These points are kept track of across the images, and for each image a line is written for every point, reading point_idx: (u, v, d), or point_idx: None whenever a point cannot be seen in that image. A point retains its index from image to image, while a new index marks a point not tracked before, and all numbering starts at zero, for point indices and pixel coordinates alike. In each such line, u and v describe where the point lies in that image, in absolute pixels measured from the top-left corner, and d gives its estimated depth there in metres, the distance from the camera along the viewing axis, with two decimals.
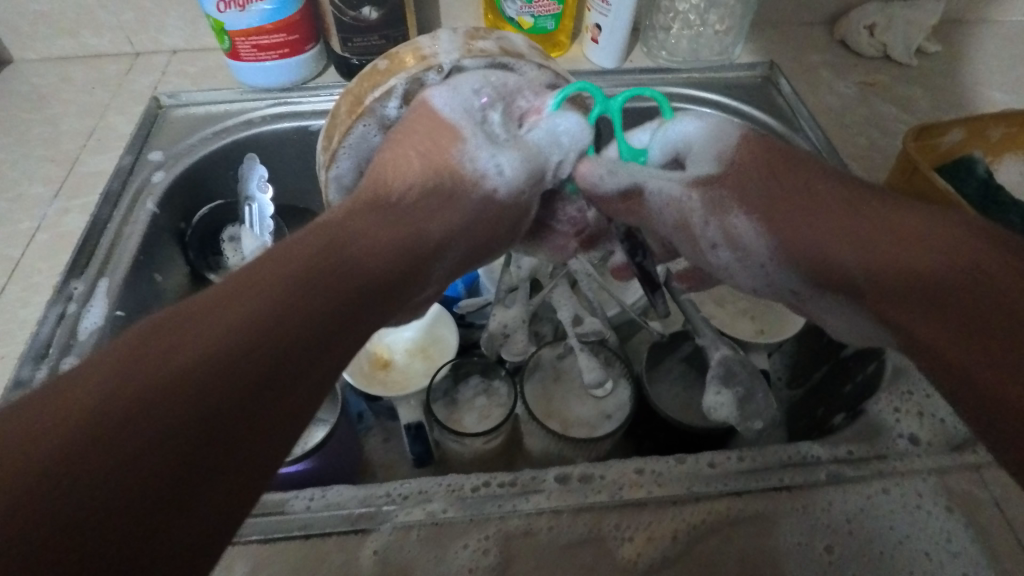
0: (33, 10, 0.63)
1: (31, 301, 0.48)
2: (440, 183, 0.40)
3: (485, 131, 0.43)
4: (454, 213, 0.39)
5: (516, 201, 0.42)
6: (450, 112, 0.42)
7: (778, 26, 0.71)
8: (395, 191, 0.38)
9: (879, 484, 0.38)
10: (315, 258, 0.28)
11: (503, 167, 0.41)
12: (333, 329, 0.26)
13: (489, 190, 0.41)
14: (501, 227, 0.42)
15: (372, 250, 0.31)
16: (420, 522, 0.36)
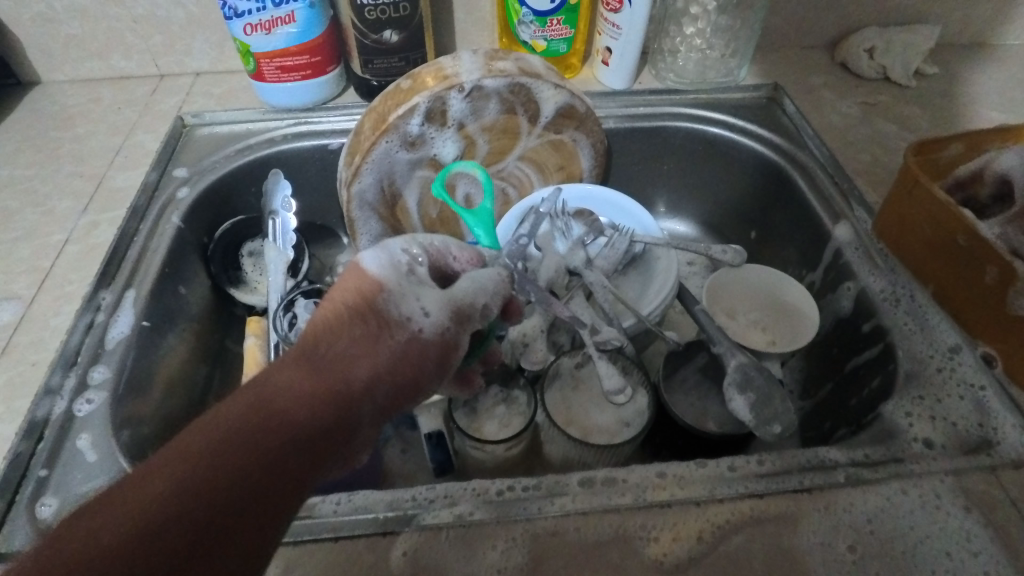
0: (66, 34, 0.66)
1: (62, 310, 0.49)
2: (367, 314, 0.35)
3: (412, 287, 0.38)
4: (379, 357, 0.35)
5: (444, 339, 0.37)
6: (379, 268, 0.37)
7: (780, 50, 0.74)
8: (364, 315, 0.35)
9: (897, 485, 0.38)
10: (204, 466, 0.27)
11: (425, 306, 0.37)
12: (212, 542, 0.26)
13: (414, 333, 0.36)
14: (426, 363, 0.37)
15: (278, 441, 0.29)
16: (448, 524, 0.37)
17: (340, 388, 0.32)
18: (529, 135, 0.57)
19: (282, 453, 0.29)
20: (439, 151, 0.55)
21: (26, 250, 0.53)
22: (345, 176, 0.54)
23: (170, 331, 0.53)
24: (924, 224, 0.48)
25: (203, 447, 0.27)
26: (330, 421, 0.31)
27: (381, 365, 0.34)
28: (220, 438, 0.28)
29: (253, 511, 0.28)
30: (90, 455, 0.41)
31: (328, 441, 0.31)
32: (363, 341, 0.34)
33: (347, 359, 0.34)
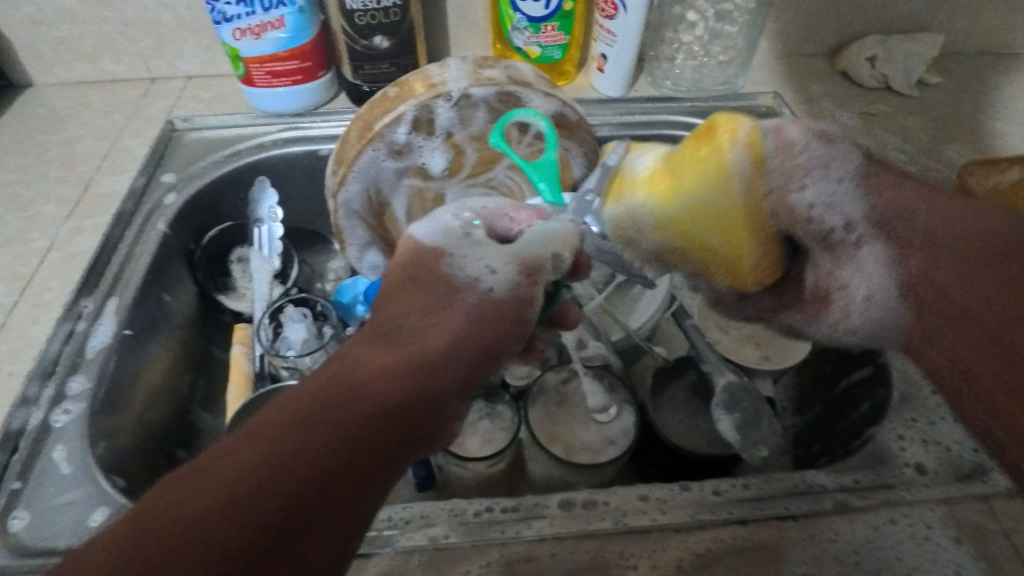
0: (56, 36, 0.65)
1: (42, 318, 0.48)
2: (427, 284, 0.35)
3: (473, 249, 0.37)
4: (457, 319, 0.34)
5: (515, 295, 0.36)
6: (434, 240, 0.38)
7: (780, 57, 0.73)
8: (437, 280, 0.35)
9: (885, 513, 0.37)
10: (284, 436, 0.27)
11: (492, 266, 0.36)
12: (301, 510, 0.26)
13: (484, 292, 0.35)
14: (504, 325, 0.35)
15: (362, 405, 0.28)
16: (421, 547, 0.36)
17: (422, 352, 0.31)
18: (519, 144, 0.56)
19: (364, 419, 0.28)
20: (427, 161, 0.54)
21: (9, 256, 0.52)
22: (331, 186, 0.53)
23: (152, 340, 0.53)
24: None
25: (283, 419, 0.27)
26: (415, 389, 0.30)
27: (457, 328, 0.33)
28: (298, 408, 0.28)
29: (331, 487, 0.26)
30: (64, 468, 0.41)
31: (415, 409, 0.30)
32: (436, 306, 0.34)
33: (426, 324, 0.33)
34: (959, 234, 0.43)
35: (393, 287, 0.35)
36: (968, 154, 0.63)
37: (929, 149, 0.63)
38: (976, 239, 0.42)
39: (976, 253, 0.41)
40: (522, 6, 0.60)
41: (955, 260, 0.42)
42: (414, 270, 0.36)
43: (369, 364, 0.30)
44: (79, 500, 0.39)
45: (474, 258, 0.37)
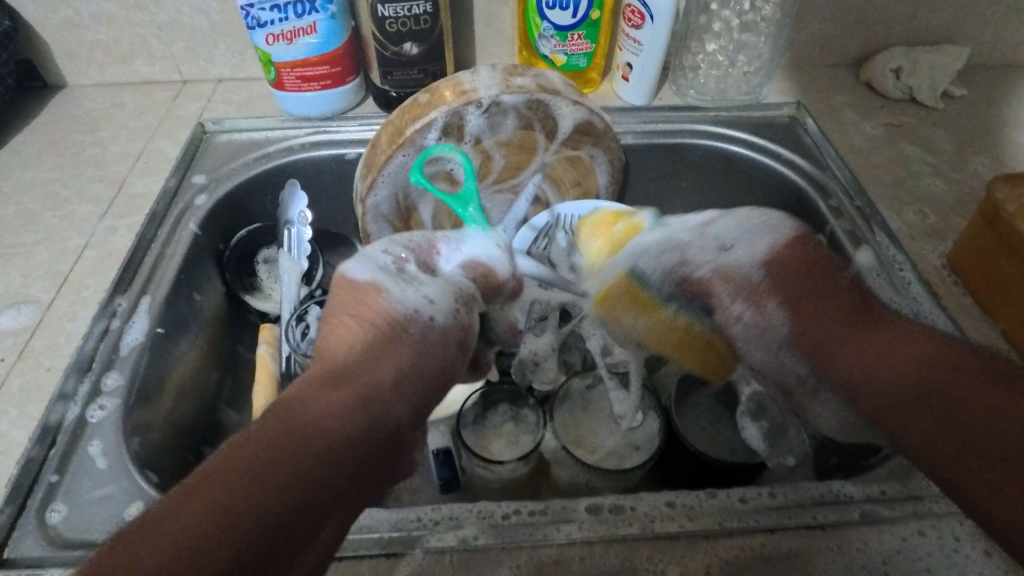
0: (92, 39, 0.67)
1: (78, 315, 0.49)
2: (371, 319, 0.34)
3: (404, 282, 0.38)
4: (397, 352, 0.34)
5: (453, 329, 0.37)
6: (366, 273, 0.37)
7: (803, 67, 0.73)
8: (370, 308, 0.35)
9: (915, 525, 0.37)
10: (233, 483, 0.25)
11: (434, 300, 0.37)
12: (252, 559, 0.24)
13: (426, 322, 0.36)
14: (449, 349, 0.36)
15: (316, 443, 0.27)
16: (451, 548, 0.36)
17: (365, 387, 0.31)
18: (546, 150, 0.57)
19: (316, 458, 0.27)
20: (455, 167, 0.55)
21: (45, 254, 0.53)
22: (360, 190, 0.54)
23: (183, 338, 0.54)
24: (1001, 260, 0.48)
25: (228, 467, 0.26)
26: (363, 423, 0.29)
27: (402, 363, 0.33)
28: (246, 450, 0.26)
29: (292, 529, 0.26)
30: (99, 462, 0.42)
31: (369, 441, 0.29)
32: (372, 337, 0.34)
33: (366, 363, 0.32)
34: (893, 382, 0.36)
35: (333, 322, 0.34)
36: (995, 167, 0.62)
37: (954, 161, 0.63)
38: (920, 388, 0.34)
39: (910, 394, 0.34)
40: (550, 15, 0.61)
41: (888, 403, 0.36)
42: (359, 304, 0.35)
43: (315, 402, 0.29)
44: (114, 494, 0.40)
45: (411, 294, 0.37)
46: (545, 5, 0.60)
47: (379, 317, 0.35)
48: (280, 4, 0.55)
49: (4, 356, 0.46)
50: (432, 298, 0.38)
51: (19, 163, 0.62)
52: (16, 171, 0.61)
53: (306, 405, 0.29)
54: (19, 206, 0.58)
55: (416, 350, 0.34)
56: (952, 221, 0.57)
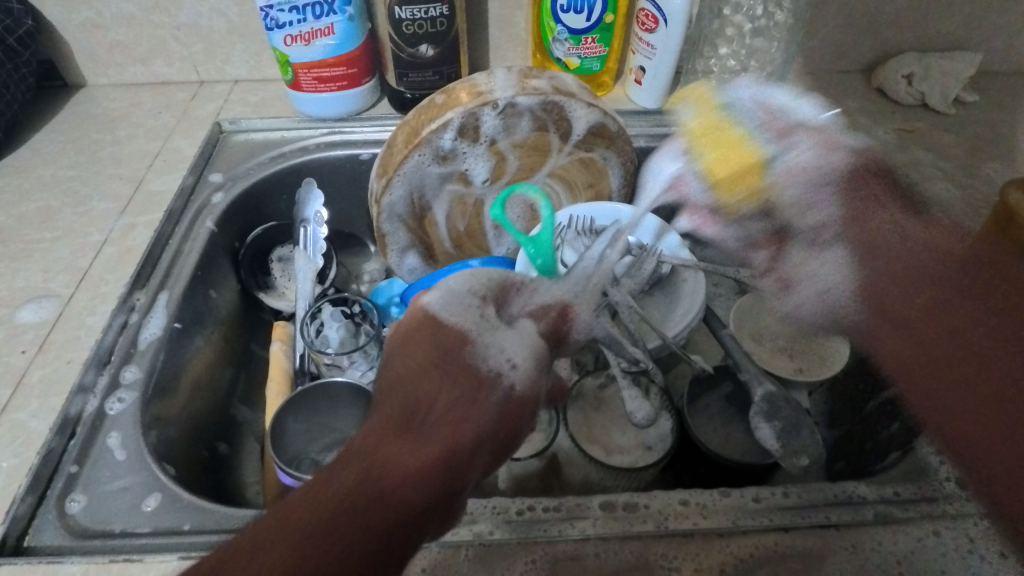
0: (112, 39, 0.68)
1: (97, 310, 0.50)
2: (456, 375, 0.36)
3: (487, 332, 0.38)
4: (478, 416, 0.34)
5: (532, 394, 0.37)
6: (452, 318, 0.38)
7: (815, 73, 0.74)
8: (459, 367, 0.36)
9: (928, 526, 0.38)
10: (321, 533, 0.29)
11: (513, 360, 0.37)
12: None
13: (507, 389, 0.36)
14: (524, 417, 0.36)
15: (388, 503, 0.31)
16: (467, 542, 0.36)
17: (447, 451, 0.33)
18: (559, 152, 0.57)
19: (393, 516, 0.30)
20: (470, 167, 0.55)
21: (65, 249, 0.54)
22: (376, 190, 0.55)
23: (199, 334, 0.54)
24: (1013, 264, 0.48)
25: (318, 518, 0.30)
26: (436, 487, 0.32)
27: (481, 426, 0.34)
28: (333, 503, 0.30)
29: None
30: (118, 454, 0.42)
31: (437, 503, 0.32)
32: (457, 397, 0.35)
33: (443, 420, 0.34)
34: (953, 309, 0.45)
35: (416, 367, 0.36)
36: (1007, 172, 0.63)
37: (966, 166, 0.63)
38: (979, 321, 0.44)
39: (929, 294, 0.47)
40: (564, 18, 0.61)
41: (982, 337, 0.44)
42: (444, 358, 0.36)
43: (397, 462, 0.32)
44: (133, 485, 0.40)
45: (494, 352, 0.37)
46: (560, 8, 0.61)
47: (462, 375, 0.36)
48: (298, 5, 0.56)
49: (25, 349, 0.47)
50: (514, 362, 0.37)
51: (39, 160, 0.63)
52: (37, 168, 0.62)
53: (386, 465, 0.31)
54: (39, 203, 0.58)
55: (493, 415, 0.35)
56: (965, 225, 0.57)
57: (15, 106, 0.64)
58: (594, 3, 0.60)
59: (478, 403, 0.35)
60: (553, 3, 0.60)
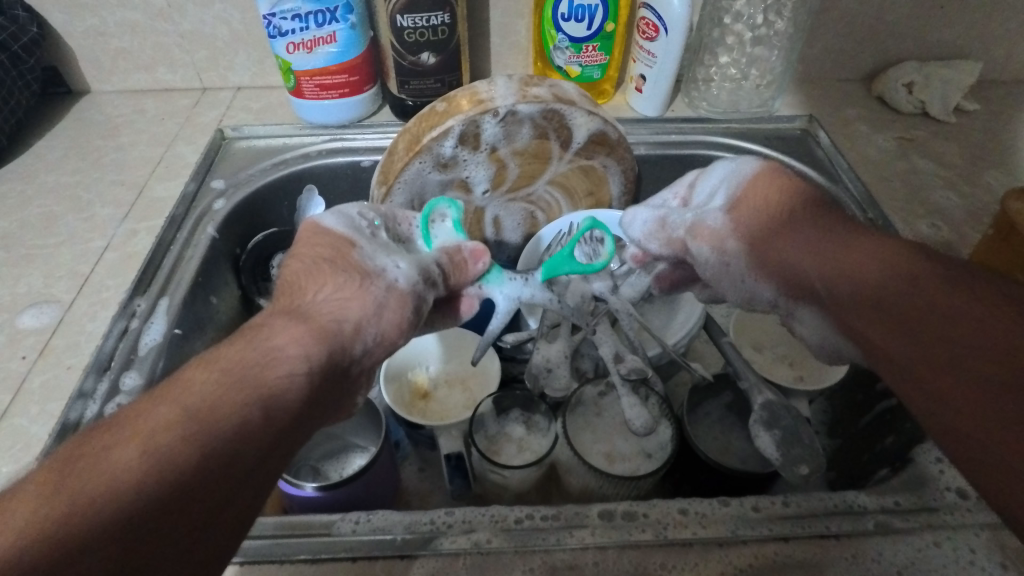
0: (115, 47, 0.68)
1: (98, 315, 0.50)
2: (341, 267, 0.39)
3: (379, 245, 0.43)
4: (363, 299, 0.37)
5: (416, 291, 0.41)
6: (339, 228, 0.42)
7: (815, 81, 0.74)
8: (342, 263, 0.39)
9: (930, 536, 0.37)
10: (214, 385, 0.29)
11: (397, 266, 0.41)
12: (236, 442, 0.28)
13: (391, 281, 0.40)
14: (409, 313, 0.40)
15: (282, 355, 0.31)
16: (465, 551, 0.36)
17: (332, 323, 0.35)
18: (559, 160, 0.57)
19: (289, 372, 0.31)
20: (471, 174, 0.55)
21: (67, 254, 0.54)
22: (376, 197, 0.55)
23: (199, 340, 0.54)
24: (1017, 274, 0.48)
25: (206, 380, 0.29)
26: (332, 348, 0.34)
27: (367, 309, 0.37)
28: (219, 364, 0.30)
29: (273, 421, 0.30)
30: None
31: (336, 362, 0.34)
32: (346, 285, 0.37)
33: (332, 301, 0.36)
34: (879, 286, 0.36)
35: (302, 263, 0.39)
36: (1009, 181, 0.63)
37: (966, 175, 0.63)
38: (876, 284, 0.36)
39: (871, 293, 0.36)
40: (565, 27, 0.62)
41: (852, 302, 0.38)
42: (331, 251, 0.40)
43: (282, 332, 0.32)
44: None
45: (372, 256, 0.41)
46: (561, 17, 0.61)
47: (352, 269, 0.39)
48: (301, 13, 0.56)
49: (26, 354, 0.47)
50: (402, 268, 0.41)
51: (42, 166, 0.63)
52: (39, 174, 0.62)
53: (291, 325, 0.33)
54: (42, 209, 0.59)
55: (383, 307, 0.38)
56: (966, 233, 0.57)
57: (18, 112, 0.64)
58: (594, 12, 0.61)
59: (369, 293, 0.38)
60: (554, 12, 0.61)
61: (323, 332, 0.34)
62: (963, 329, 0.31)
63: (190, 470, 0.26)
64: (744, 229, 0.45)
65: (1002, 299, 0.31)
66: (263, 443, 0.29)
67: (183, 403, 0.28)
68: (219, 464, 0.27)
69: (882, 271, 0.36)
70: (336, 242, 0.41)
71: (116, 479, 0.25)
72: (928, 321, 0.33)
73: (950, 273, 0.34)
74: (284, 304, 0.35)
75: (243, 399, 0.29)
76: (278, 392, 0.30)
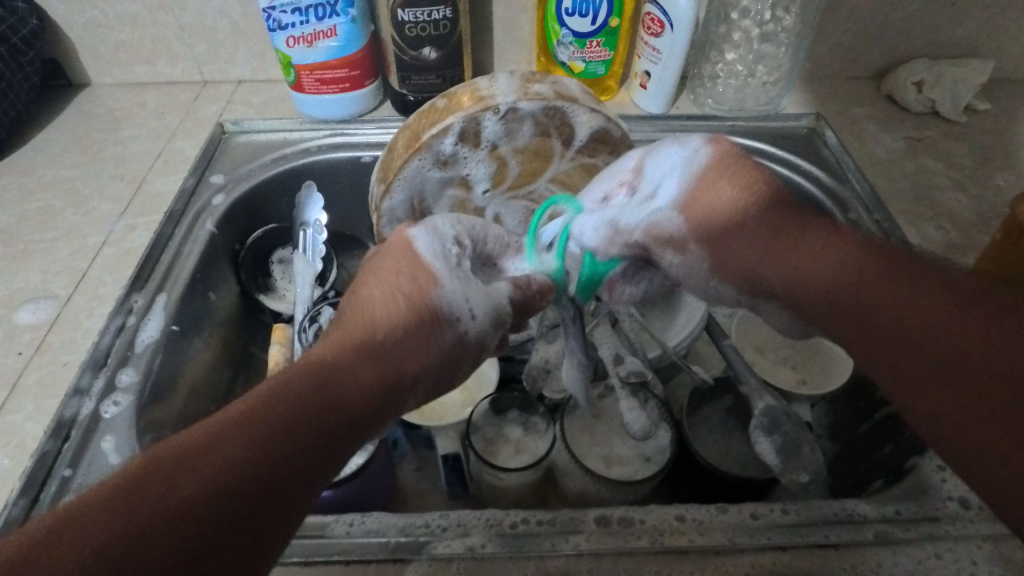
0: (116, 39, 0.68)
1: (94, 312, 0.49)
2: (421, 307, 0.36)
3: (461, 275, 0.38)
4: (431, 350, 0.35)
5: (481, 343, 0.38)
6: (432, 257, 0.38)
7: (823, 78, 0.73)
8: (424, 299, 0.36)
9: (931, 547, 0.37)
10: (271, 434, 0.27)
11: (473, 310, 0.37)
12: (276, 501, 0.27)
13: (461, 333, 0.37)
14: (463, 365, 0.38)
15: (340, 407, 0.30)
16: (459, 556, 0.36)
17: (394, 373, 0.33)
18: (562, 158, 0.57)
19: (339, 431, 0.30)
20: (471, 172, 0.55)
21: (65, 249, 0.54)
22: (376, 194, 0.54)
23: (197, 336, 0.54)
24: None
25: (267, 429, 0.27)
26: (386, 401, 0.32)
27: (430, 361, 0.35)
28: (281, 409, 0.28)
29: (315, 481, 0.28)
30: (112, 458, 0.42)
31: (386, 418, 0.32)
32: (418, 327, 0.35)
33: (402, 346, 0.34)
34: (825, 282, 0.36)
35: (386, 298, 0.35)
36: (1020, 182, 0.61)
37: (976, 176, 0.62)
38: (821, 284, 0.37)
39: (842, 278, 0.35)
40: (569, 22, 0.61)
41: (814, 302, 0.37)
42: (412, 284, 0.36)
43: (345, 382, 0.31)
44: None
45: (455, 298, 0.37)
46: (565, 12, 0.60)
47: (432, 305, 0.36)
48: (301, 7, 0.56)
49: (22, 350, 0.47)
50: (472, 308, 0.37)
51: (42, 159, 0.63)
52: (40, 167, 0.62)
53: (352, 373, 0.31)
54: (41, 203, 0.58)
55: (447, 357, 0.36)
56: (975, 237, 0.56)
57: (18, 105, 0.64)
58: (599, 7, 0.60)
59: (439, 340, 0.35)
60: (558, 7, 0.60)
61: (378, 383, 0.32)
62: (922, 315, 0.32)
63: (229, 524, 0.25)
64: (717, 207, 0.42)
65: (974, 297, 0.31)
66: (301, 503, 0.27)
67: (238, 447, 0.27)
68: (257, 521, 0.26)
69: (834, 270, 0.36)
70: (422, 268, 0.37)
71: (157, 517, 0.24)
72: (889, 332, 0.33)
73: (891, 264, 0.35)
74: (355, 335, 0.33)
75: (295, 454, 0.28)
76: (326, 451, 0.29)
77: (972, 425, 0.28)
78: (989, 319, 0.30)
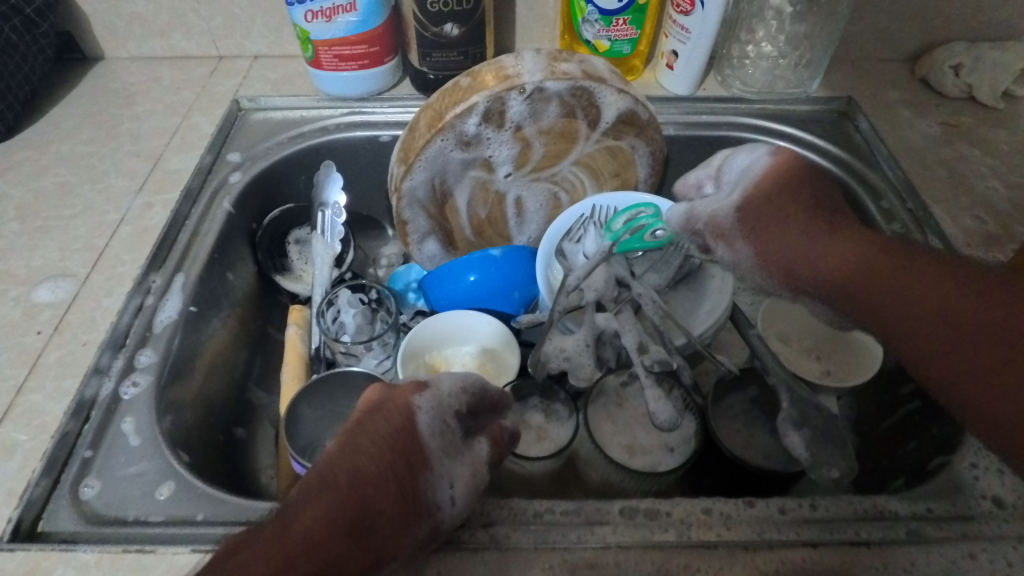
0: (130, 12, 0.67)
1: (113, 291, 0.49)
2: (404, 481, 0.33)
3: (449, 464, 0.36)
4: (408, 527, 0.33)
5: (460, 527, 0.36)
6: (427, 431, 0.36)
7: (856, 61, 0.71)
8: (410, 465, 0.34)
9: (965, 547, 0.36)
10: None
11: (454, 498, 0.35)
12: None
13: (437, 518, 0.34)
14: (442, 538, 0.35)
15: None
16: (483, 546, 0.36)
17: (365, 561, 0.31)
18: (586, 140, 0.55)
19: None
20: (494, 154, 0.53)
21: (82, 227, 0.53)
22: (397, 175, 0.53)
23: (215, 317, 0.54)
24: None
25: None
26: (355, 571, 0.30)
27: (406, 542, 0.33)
28: None
29: None
30: (133, 439, 0.42)
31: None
32: (399, 499, 0.33)
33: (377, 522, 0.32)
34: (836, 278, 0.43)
35: (373, 456, 0.34)
36: None
37: (1014, 164, 0.60)
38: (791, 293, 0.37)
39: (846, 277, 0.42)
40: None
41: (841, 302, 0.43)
42: (399, 441, 0.35)
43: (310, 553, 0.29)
44: (148, 471, 0.40)
45: (439, 484, 0.35)
46: None
47: (414, 462, 0.34)
48: None
49: (41, 329, 0.46)
50: (455, 496, 0.35)
51: (57, 135, 0.62)
52: (56, 143, 0.61)
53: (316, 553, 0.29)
54: (58, 179, 0.58)
55: (425, 518, 0.34)
56: (1013, 227, 0.54)
57: (33, 78, 0.63)
58: None
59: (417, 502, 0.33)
60: None
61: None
62: (970, 322, 0.36)
63: None
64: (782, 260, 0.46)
65: (984, 287, 0.36)
66: None
67: None
68: None
69: (838, 267, 0.43)
70: (414, 423, 0.36)
71: None
72: (911, 324, 0.38)
73: (910, 261, 0.40)
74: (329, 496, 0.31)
75: None
76: None
77: (996, 396, 0.34)
78: (982, 299, 0.36)
